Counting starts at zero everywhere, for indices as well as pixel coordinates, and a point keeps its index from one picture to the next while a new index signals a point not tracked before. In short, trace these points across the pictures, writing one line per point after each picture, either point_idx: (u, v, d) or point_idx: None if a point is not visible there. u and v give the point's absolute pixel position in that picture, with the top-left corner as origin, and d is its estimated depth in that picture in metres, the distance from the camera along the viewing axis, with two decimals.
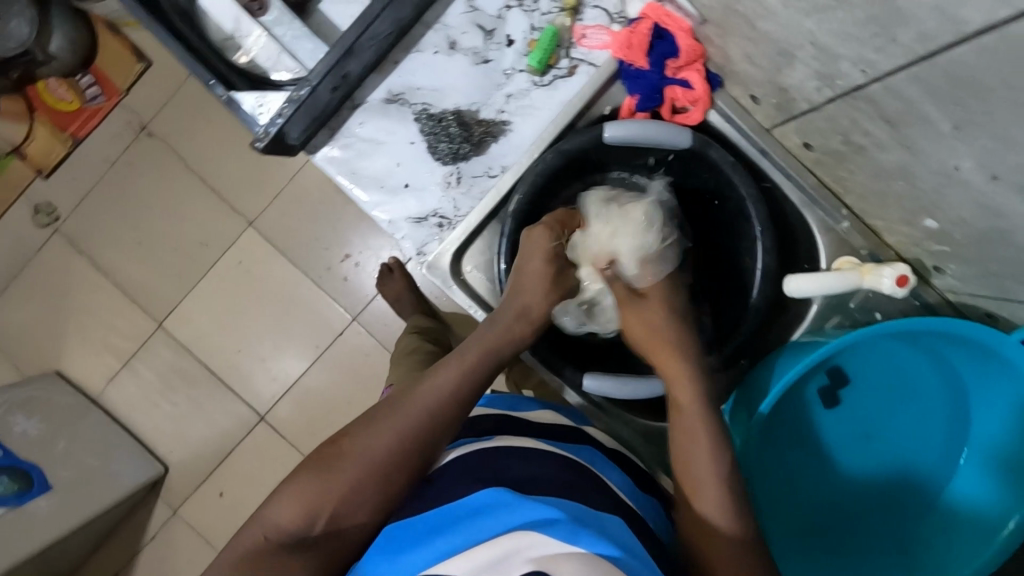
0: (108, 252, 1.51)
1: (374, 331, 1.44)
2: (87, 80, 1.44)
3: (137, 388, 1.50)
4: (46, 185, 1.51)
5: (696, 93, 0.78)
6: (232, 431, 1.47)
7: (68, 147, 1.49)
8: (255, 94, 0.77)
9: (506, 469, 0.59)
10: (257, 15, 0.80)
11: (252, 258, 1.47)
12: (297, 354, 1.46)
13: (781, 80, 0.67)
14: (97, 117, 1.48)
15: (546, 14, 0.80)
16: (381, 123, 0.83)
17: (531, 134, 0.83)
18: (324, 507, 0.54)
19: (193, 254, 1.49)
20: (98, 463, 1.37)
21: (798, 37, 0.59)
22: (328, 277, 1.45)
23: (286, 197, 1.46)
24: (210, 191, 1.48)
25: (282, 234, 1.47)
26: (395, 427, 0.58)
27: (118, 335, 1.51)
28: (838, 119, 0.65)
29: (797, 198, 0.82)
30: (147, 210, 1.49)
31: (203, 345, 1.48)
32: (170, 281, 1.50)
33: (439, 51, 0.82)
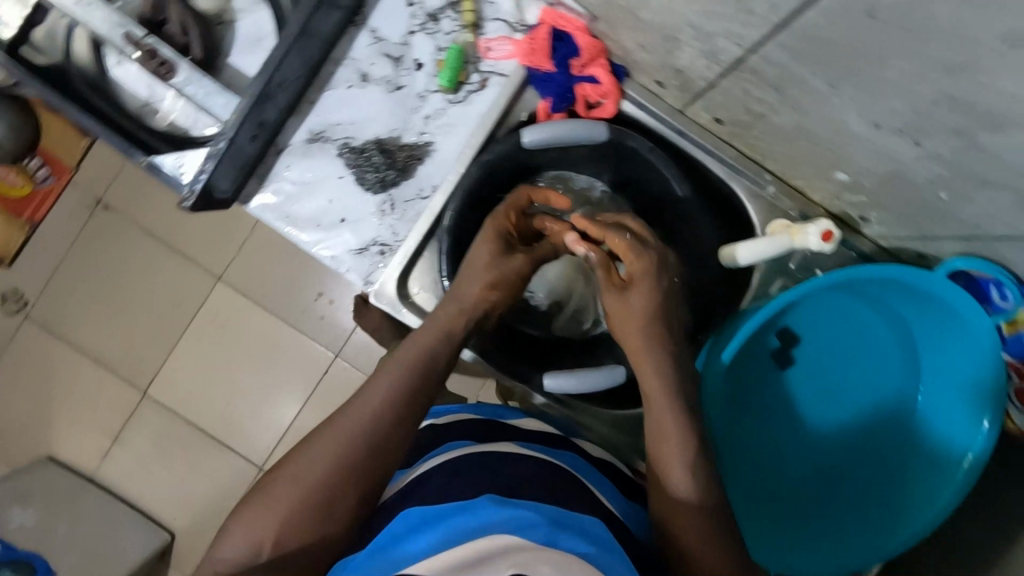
0: (81, 330, 1.51)
1: (357, 364, 1.46)
2: (35, 163, 1.43)
3: (132, 461, 1.49)
4: (9, 274, 1.51)
5: (604, 87, 0.80)
6: (234, 487, 1.47)
7: (26, 232, 1.49)
8: (174, 155, 0.78)
9: (498, 473, 0.61)
10: (165, 78, 0.77)
11: (227, 312, 1.49)
12: (286, 399, 1.47)
13: (674, 62, 0.70)
14: (49, 199, 1.48)
15: (449, 34, 0.82)
16: (307, 163, 0.85)
17: (454, 150, 0.84)
18: (267, 534, 0.56)
19: (168, 318, 1.50)
20: (102, 542, 1.36)
21: (674, 21, 0.61)
22: (306, 318, 1.47)
23: (250, 247, 1.49)
24: (174, 253, 1.50)
25: (252, 285, 1.49)
26: (329, 450, 0.59)
27: (103, 412, 1.50)
28: (734, 91, 0.67)
29: (721, 171, 0.84)
30: (115, 283, 1.50)
31: (190, 407, 1.49)
32: (148, 349, 1.50)
33: (352, 85, 0.83)
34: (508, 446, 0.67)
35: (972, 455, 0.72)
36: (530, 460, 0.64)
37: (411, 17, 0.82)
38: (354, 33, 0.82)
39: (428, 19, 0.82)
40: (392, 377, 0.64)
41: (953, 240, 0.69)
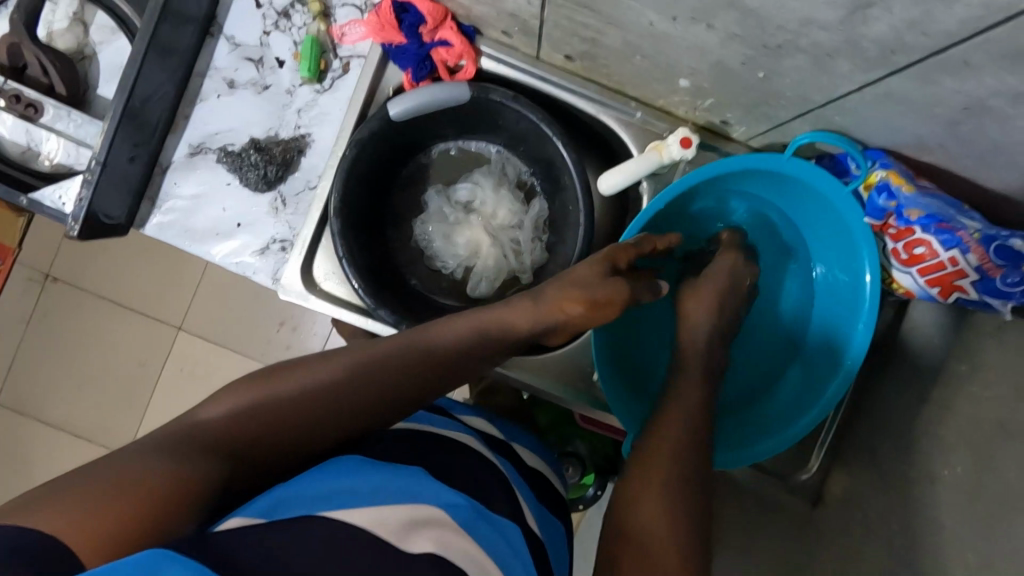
0: (53, 406, 1.56)
1: None
2: None
3: None
4: None
5: (457, 48, 0.83)
6: None
7: None
8: (52, 188, 0.79)
9: (433, 454, 0.62)
10: (34, 119, 0.81)
11: (192, 358, 1.56)
12: None
13: (505, 7, 0.73)
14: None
15: (302, 27, 0.85)
16: (193, 176, 0.87)
17: (332, 137, 0.87)
18: (238, 428, 0.52)
19: (135, 375, 1.56)
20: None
21: None
22: (273, 348, 1.55)
23: (203, 292, 1.57)
24: (131, 312, 1.56)
25: (210, 327, 1.56)
26: (364, 365, 0.59)
27: None
28: (562, 21, 0.71)
29: (591, 106, 0.87)
30: (79, 353, 1.56)
31: None
32: (123, 411, 1.55)
33: (221, 94, 0.86)
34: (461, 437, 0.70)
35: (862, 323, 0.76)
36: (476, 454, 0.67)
37: (262, 18, 0.85)
38: (212, 44, 0.85)
39: (280, 17, 0.85)
40: (463, 330, 0.66)
41: (797, 121, 0.72)
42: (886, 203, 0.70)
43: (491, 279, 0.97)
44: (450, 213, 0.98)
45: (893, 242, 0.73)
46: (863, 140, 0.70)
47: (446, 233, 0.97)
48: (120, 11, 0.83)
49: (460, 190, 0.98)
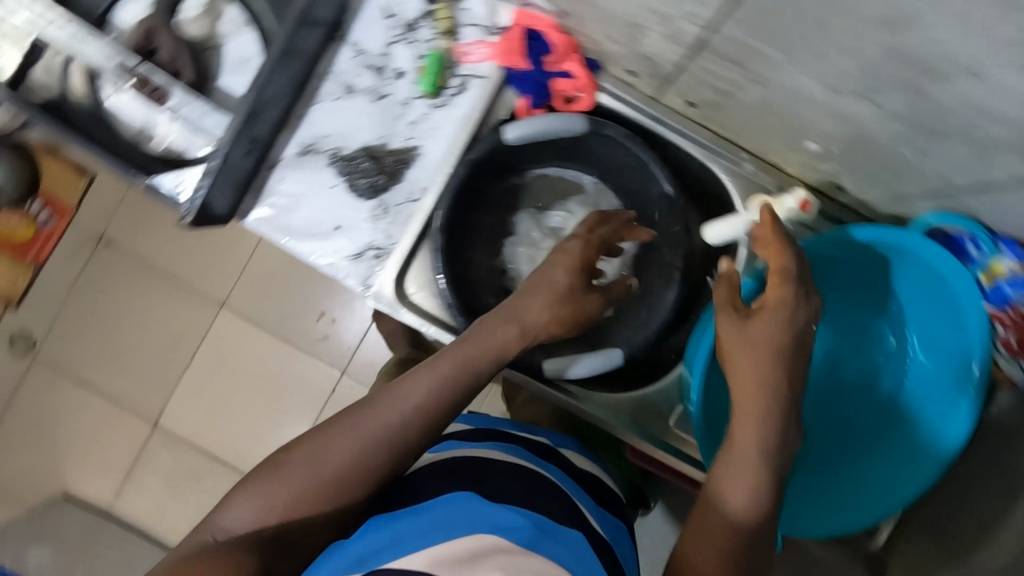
0: (90, 370, 1.59)
1: (361, 379, 1.55)
2: (37, 206, 1.46)
3: (145, 496, 1.57)
4: (18, 316, 1.54)
5: (579, 81, 0.83)
6: None
7: (30, 275, 1.51)
8: (172, 175, 0.84)
9: (480, 476, 0.63)
10: (160, 102, 0.82)
11: (230, 339, 1.59)
12: (294, 422, 1.56)
13: (640, 49, 0.73)
14: (52, 239, 1.50)
15: (427, 42, 0.85)
16: (299, 175, 0.88)
17: (441, 153, 0.88)
18: (273, 517, 0.57)
19: (171, 349, 1.59)
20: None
21: (634, 9, 0.64)
22: (309, 338, 1.58)
23: (249, 275, 1.58)
24: (176, 285, 1.59)
25: (251, 310, 1.59)
26: (356, 433, 0.59)
27: (117, 449, 1.58)
28: (700, 73, 0.70)
29: (699, 153, 0.86)
30: (120, 320, 1.59)
31: (202, 436, 1.58)
32: (157, 383, 1.59)
33: (338, 98, 0.87)
34: (489, 452, 0.69)
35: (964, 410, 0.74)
36: (513, 465, 0.67)
37: (389, 28, 0.85)
38: (336, 48, 0.86)
39: (407, 29, 0.85)
40: (441, 376, 0.63)
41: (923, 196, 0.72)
42: (1017, 294, 0.70)
43: None
44: (537, 240, 0.96)
45: (1006, 332, 0.72)
46: (992, 225, 0.71)
47: (531, 257, 0.95)
48: (249, 6, 0.84)
49: (553, 217, 0.96)
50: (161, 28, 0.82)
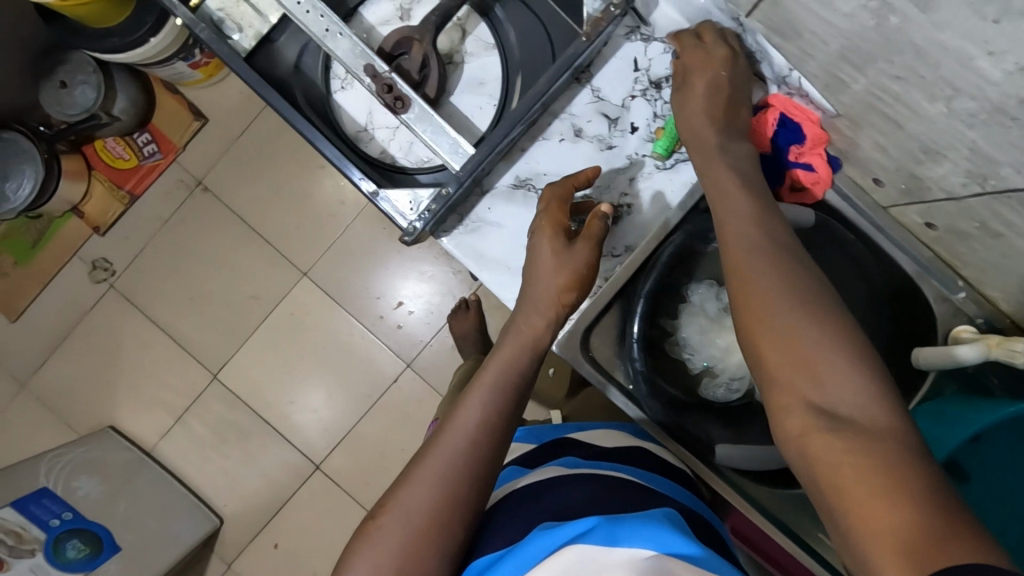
0: (162, 308, 1.66)
1: (428, 377, 1.60)
2: (144, 138, 1.62)
3: (190, 442, 1.63)
4: (101, 241, 1.65)
5: (817, 175, 0.82)
6: (288, 481, 1.61)
7: (124, 204, 1.64)
8: (408, 194, 0.79)
9: (551, 499, 0.70)
10: (399, 113, 0.79)
11: (305, 308, 1.63)
12: (351, 405, 1.61)
13: (916, 170, 0.71)
14: (154, 172, 1.64)
15: (670, 103, 0.84)
16: (508, 208, 0.87)
17: (655, 216, 0.86)
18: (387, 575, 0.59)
19: (246, 306, 1.64)
20: (157, 524, 1.46)
21: (952, 141, 0.62)
22: (383, 323, 1.61)
23: (337, 249, 1.62)
24: (264, 244, 1.64)
25: (334, 284, 1.62)
26: (431, 477, 0.63)
27: (173, 391, 1.65)
28: (978, 210, 0.68)
29: (912, 268, 0.85)
30: (199, 265, 1.65)
31: (255, 397, 1.63)
32: (225, 335, 1.64)
33: (564, 139, 0.85)
34: (552, 467, 0.79)
35: None
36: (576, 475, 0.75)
37: (633, 81, 0.84)
38: (576, 89, 0.84)
39: (651, 86, 0.84)
40: (484, 390, 0.69)
41: None
42: None
43: (732, 387, 0.95)
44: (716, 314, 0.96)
45: None
46: None
47: (706, 329, 0.96)
48: (504, 32, 0.84)
49: None
50: (418, 38, 0.80)
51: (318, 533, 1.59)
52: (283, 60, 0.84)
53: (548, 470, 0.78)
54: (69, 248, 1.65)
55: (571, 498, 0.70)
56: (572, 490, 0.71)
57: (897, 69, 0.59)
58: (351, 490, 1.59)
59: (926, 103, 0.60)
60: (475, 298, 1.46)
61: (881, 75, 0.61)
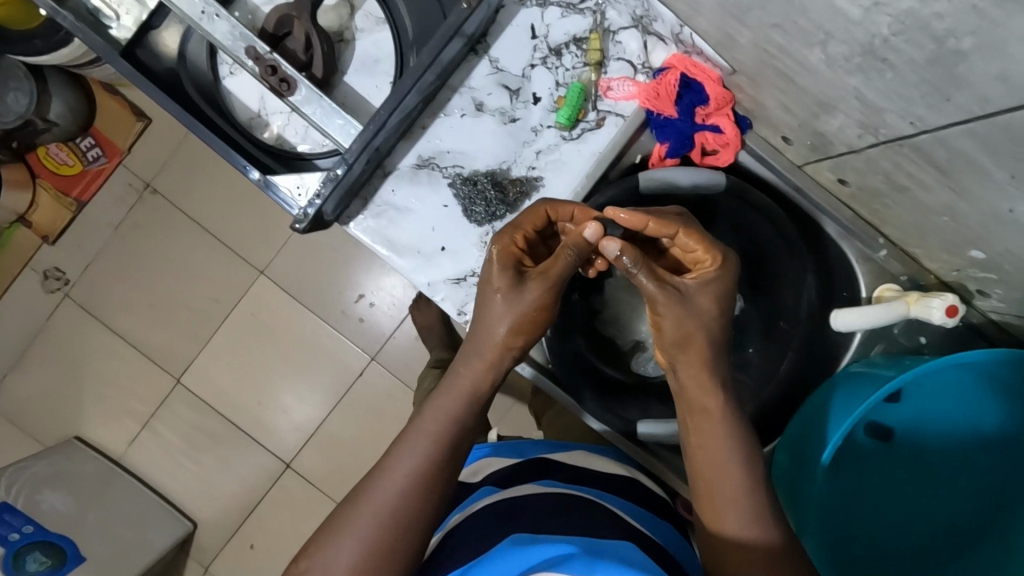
0: (119, 314, 1.63)
1: (392, 369, 1.57)
2: (87, 142, 1.55)
3: (159, 448, 1.61)
4: (52, 250, 1.61)
5: (726, 137, 0.79)
6: (260, 481, 1.59)
7: (73, 211, 1.60)
8: (294, 177, 0.76)
9: (517, 518, 0.68)
10: (284, 95, 0.76)
11: (264, 306, 1.60)
12: (318, 401, 1.59)
13: (816, 125, 0.68)
14: (99, 178, 1.59)
15: (571, 70, 0.80)
16: (413, 189, 0.83)
17: (563, 189, 0.83)
18: None
19: (206, 309, 1.61)
20: (129, 533, 1.45)
21: (839, 91, 0.58)
22: (344, 319, 1.58)
23: (293, 245, 1.59)
24: (219, 244, 1.60)
25: (291, 280, 1.59)
26: (364, 528, 0.58)
27: (137, 398, 1.62)
28: (880, 162, 0.65)
29: (833, 229, 0.83)
30: (154, 268, 1.62)
31: (220, 399, 1.60)
32: (185, 339, 1.62)
33: (466, 114, 0.82)
34: (529, 487, 0.76)
35: None
36: (554, 496, 0.72)
37: (532, 49, 0.80)
38: (474, 61, 0.81)
39: (550, 53, 0.80)
40: (422, 440, 0.63)
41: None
42: None
43: None
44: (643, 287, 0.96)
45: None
46: None
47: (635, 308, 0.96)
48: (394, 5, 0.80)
49: None
50: (299, 16, 0.77)
51: (295, 532, 1.58)
52: (165, 48, 0.80)
53: (522, 488, 0.75)
54: (18, 260, 1.59)
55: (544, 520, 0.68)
56: (544, 513, 0.69)
57: (772, 16, 0.56)
58: (325, 488, 1.58)
59: (806, 51, 0.56)
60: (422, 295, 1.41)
61: (761, 24, 0.58)
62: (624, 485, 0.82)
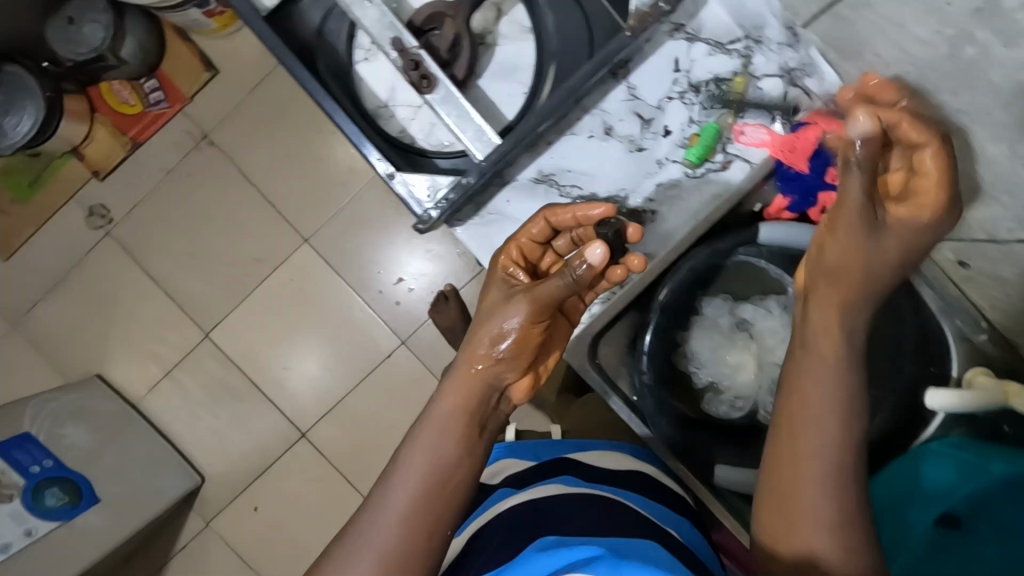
0: (159, 259, 1.61)
1: (422, 356, 1.55)
2: (151, 84, 1.53)
3: (180, 398, 1.60)
4: (101, 186, 1.60)
5: None
6: (274, 445, 1.58)
7: (126, 150, 1.57)
8: (427, 178, 0.75)
9: (545, 518, 0.71)
10: (422, 92, 0.75)
11: (305, 275, 1.57)
12: (345, 375, 1.57)
13: (960, 209, 0.68)
14: (159, 121, 1.56)
15: (707, 109, 0.80)
16: (528, 202, 0.83)
17: (679, 224, 0.82)
18: None
19: (247, 269, 1.59)
20: (141, 477, 1.44)
21: (1008, 185, 0.58)
22: (380, 299, 1.56)
23: (343, 218, 1.56)
24: (267, 206, 1.58)
25: (336, 254, 1.56)
26: (352, 561, 0.60)
27: (167, 345, 1.61)
28: (1019, 256, 0.65)
29: (936, 305, 0.83)
30: (200, 217, 1.59)
31: (247, 359, 1.59)
32: (221, 292, 1.60)
33: (593, 136, 0.81)
34: (551, 487, 0.78)
35: None
36: (569, 497, 0.74)
37: (672, 82, 0.80)
38: (612, 85, 0.80)
39: (689, 89, 0.80)
40: (407, 483, 0.65)
41: None
42: None
43: (735, 405, 0.92)
44: (727, 329, 0.94)
45: None
46: None
47: (717, 346, 0.93)
48: (543, 17, 0.80)
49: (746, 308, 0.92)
50: (452, 15, 0.77)
51: (301, 500, 1.57)
52: (306, 23, 0.80)
53: (546, 489, 0.77)
54: (65, 192, 1.59)
55: (570, 524, 0.69)
56: (568, 512, 0.71)
57: (963, 102, 0.55)
58: (337, 462, 1.56)
59: (987, 142, 0.56)
60: (457, 290, 1.44)
61: (943, 107, 0.58)
62: (640, 482, 0.84)
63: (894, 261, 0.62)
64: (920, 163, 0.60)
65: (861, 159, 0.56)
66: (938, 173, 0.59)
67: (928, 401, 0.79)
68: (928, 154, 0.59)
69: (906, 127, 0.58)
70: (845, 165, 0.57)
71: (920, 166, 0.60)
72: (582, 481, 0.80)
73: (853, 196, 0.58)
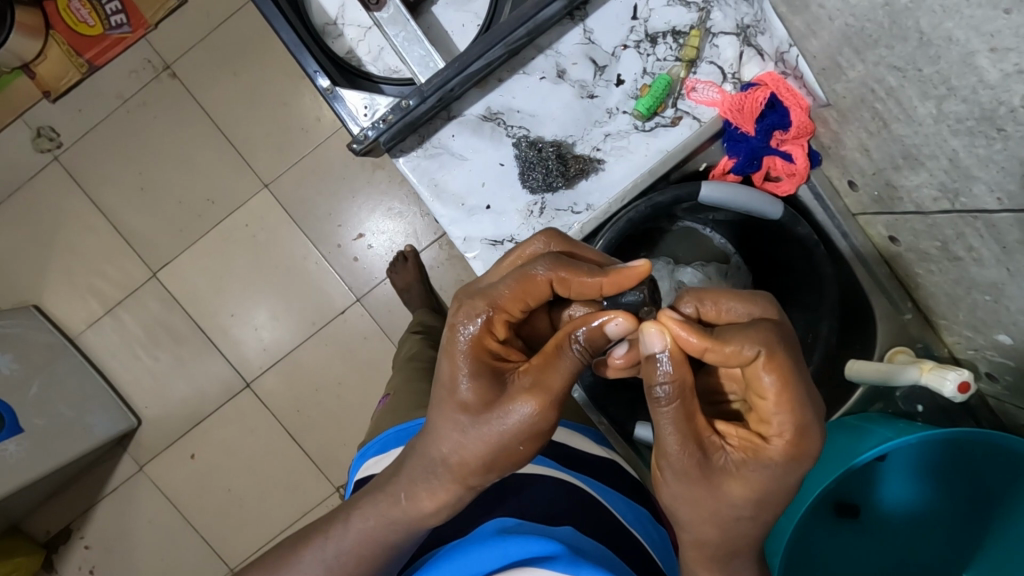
0: (102, 185, 1.39)
1: (376, 315, 1.38)
2: (113, 6, 1.31)
3: (120, 337, 1.40)
4: (50, 110, 1.36)
5: (795, 167, 0.79)
6: (214, 395, 1.40)
7: (83, 73, 1.35)
8: (364, 96, 0.74)
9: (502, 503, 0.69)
10: (371, 9, 0.75)
11: (262, 221, 1.37)
12: (292, 327, 1.39)
13: (892, 177, 0.68)
14: (119, 47, 1.34)
15: (662, 61, 0.80)
16: (473, 140, 0.81)
17: (624, 176, 0.81)
18: None
19: (199, 211, 1.38)
20: (72, 413, 1.28)
21: (934, 149, 0.58)
22: (339, 253, 1.37)
23: (306, 166, 1.36)
24: (227, 145, 1.37)
25: (296, 203, 1.37)
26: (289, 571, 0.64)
27: (108, 280, 1.40)
28: (943, 228, 0.65)
29: (867, 281, 0.84)
30: (150, 134, 1.38)
31: (194, 301, 1.39)
32: (170, 232, 1.39)
33: (545, 77, 0.80)
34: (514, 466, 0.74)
35: (914, 557, 0.84)
36: (535, 477, 0.71)
37: (629, 30, 0.80)
38: (567, 26, 0.79)
39: (645, 39, 0.80)
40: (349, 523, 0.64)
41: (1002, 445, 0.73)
42: None
43: None
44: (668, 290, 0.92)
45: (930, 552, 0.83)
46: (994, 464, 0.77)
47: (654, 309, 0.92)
48: None
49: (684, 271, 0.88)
50: None
51: (241, 455, 1.40)
52: None
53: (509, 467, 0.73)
54: (9, 111, 1.35)
55: (530, 506, 0.67)
56: (527, 497, 0.68)
57: (896, 57, 0.55)
58: (281, 417, 1.39)
59: (917, 101, 0.56)
60: (415, 249, 1.33)
61: (879, 63, 0.58)
62: (613, 476, 0.80)
63: (756, 491, 0.52)
64: (753, 377, 0.51)
65: (664, 396, 0.51)
66: (776, 390, 0.51)
67: (846, 371, 0.86)
68: (760, 368, 0.50)
69: (717, 354, 0.52)
70: (651, 396, 0.51)
71: (753, 380, 0.51)
72: (551, 463, 0.75)
73: (666, 433, 0.51)
